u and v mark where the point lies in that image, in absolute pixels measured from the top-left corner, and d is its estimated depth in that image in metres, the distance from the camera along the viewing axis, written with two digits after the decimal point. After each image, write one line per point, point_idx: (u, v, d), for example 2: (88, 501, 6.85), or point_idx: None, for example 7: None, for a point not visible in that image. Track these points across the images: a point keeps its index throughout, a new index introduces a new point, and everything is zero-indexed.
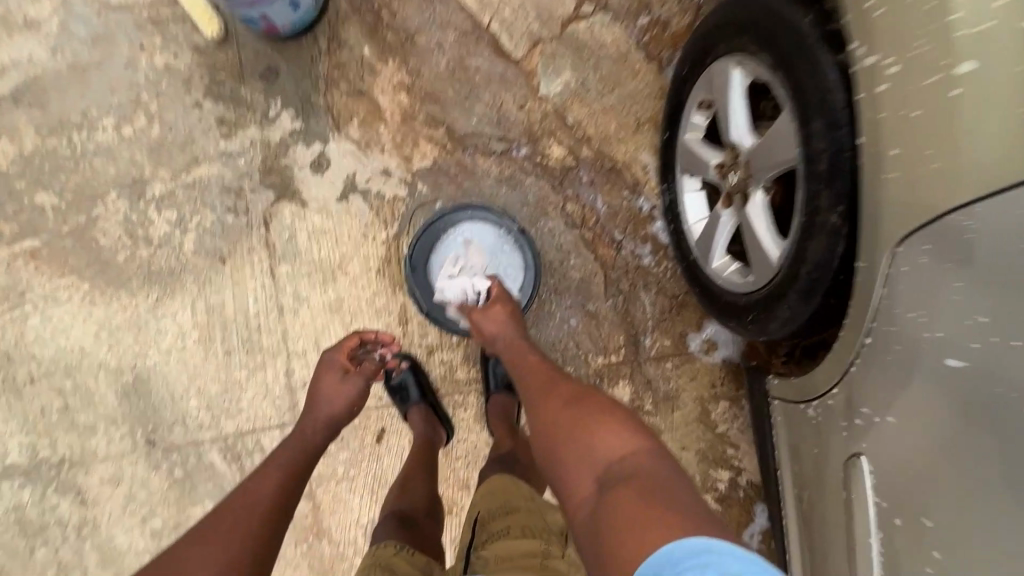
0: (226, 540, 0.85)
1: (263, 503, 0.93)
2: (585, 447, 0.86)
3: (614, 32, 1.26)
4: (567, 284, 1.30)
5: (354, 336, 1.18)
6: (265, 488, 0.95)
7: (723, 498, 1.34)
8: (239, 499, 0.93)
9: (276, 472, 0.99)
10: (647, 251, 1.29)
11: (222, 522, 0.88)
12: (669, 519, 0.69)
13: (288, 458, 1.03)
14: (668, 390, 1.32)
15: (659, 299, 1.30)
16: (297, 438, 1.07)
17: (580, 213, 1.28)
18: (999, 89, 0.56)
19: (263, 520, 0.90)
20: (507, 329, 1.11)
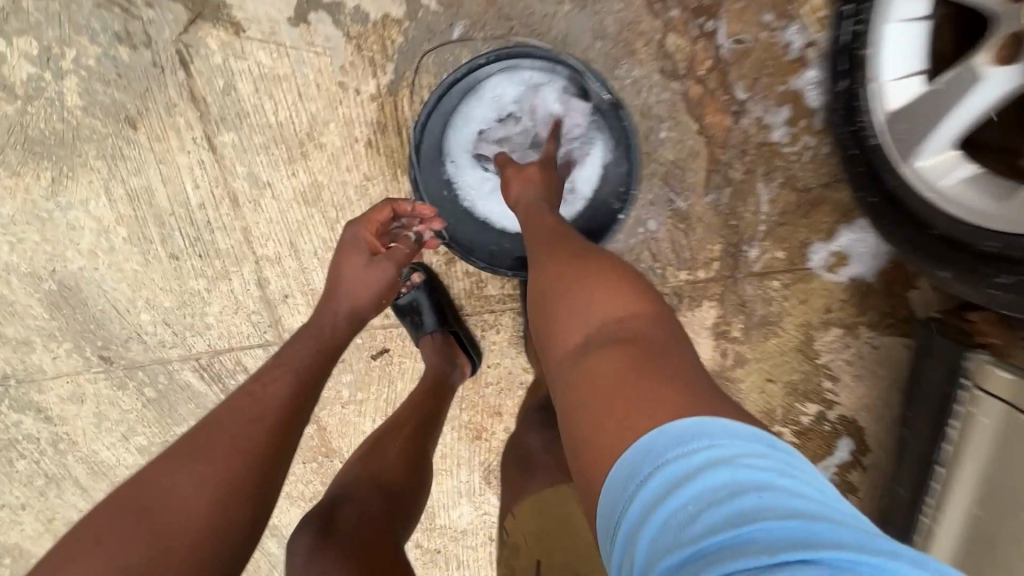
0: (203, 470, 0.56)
1: (267, 425, 0.61)
2: (577, 297, 0.55)
3: None
4: (650, 168, 0.87)
5: (387, 206, 0.76)
6: (269, 400, 0.63)
7: (805, 433, 1.11)
8: (234, 411, 0.61)
9: (282, 376, 0.66)
10: (780, 119, 0.84)
11: (208, 446, 0.57)
12: (670, 403, 0.42)
13: (302, 358, 0.69)
14: (767, 315, 0.99)
15: (783, 193, 0.89)
16: (311, 331, 0.71)
17: (684, 54, 0.80)
18: None
19: (270, 436, 0.60)
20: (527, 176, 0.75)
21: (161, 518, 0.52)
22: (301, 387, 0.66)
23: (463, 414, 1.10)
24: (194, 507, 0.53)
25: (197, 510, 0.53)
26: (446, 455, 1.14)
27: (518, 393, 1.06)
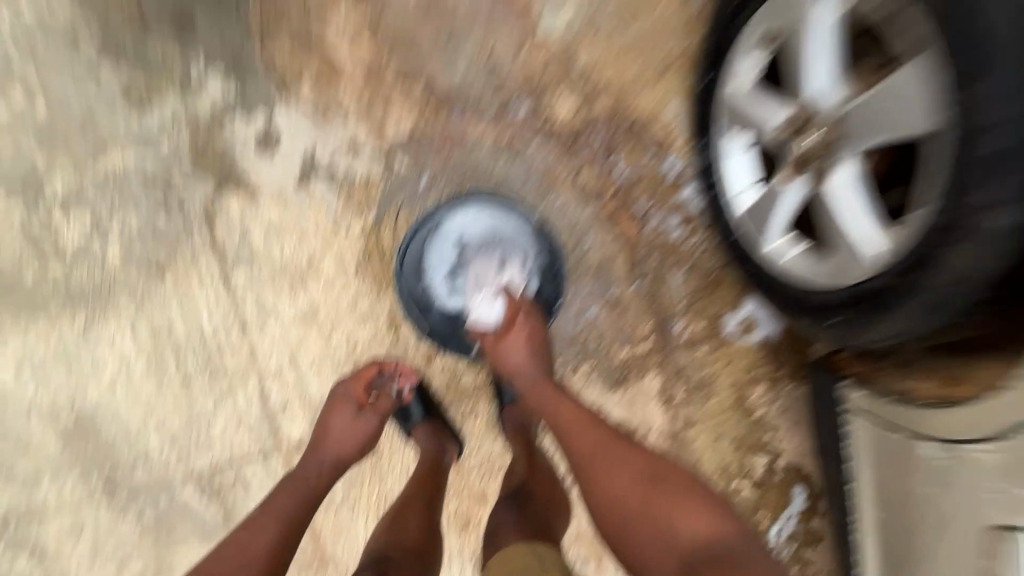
0: None
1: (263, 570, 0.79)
2: (635, 479, 0.78)
3: None
4: (585, 269, 1.09)
5: (369, 367, 1.01)
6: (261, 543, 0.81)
7: (762, 485, 1.23)
8: (237, 553, 0.80)
9: (273, 522, 0.84)
10: (676, 223, 1.09)
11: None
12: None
13: (290, 502, 0.87)
14: (702, 378, 1.17)
15: (691, 277, 1.12)
16: (298, 479, 0.90)
17: (597, 183, 1.07)
18: None
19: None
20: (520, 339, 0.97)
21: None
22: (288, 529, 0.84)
23: (450, 504, 1.17)
24: None
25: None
26: None
27: (500, 476, 1.16)
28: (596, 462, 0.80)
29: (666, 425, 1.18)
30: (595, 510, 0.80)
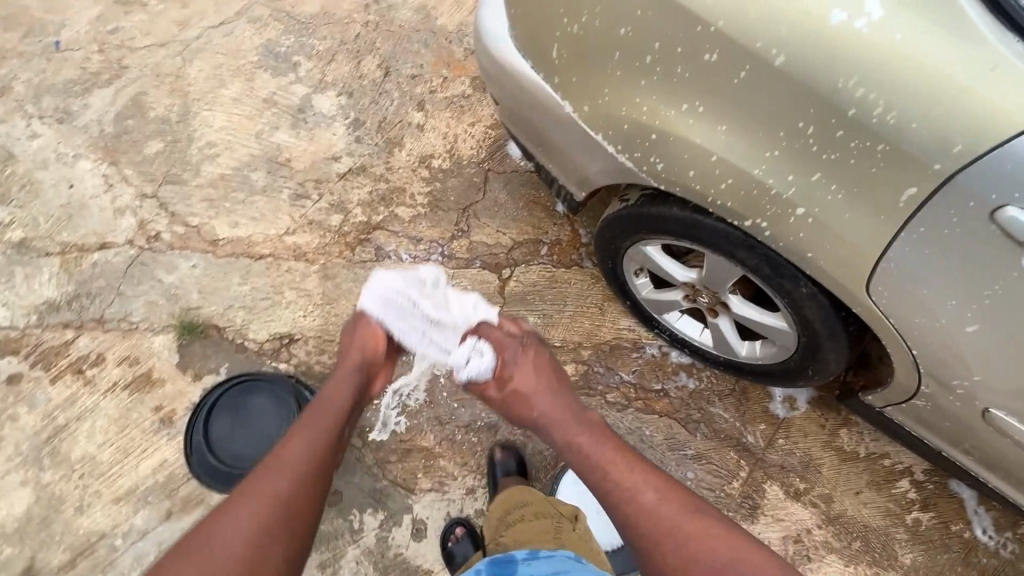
0: (256, 506, 0.76)
1: (310, 486, 0.83)
2: (674, 532, 0.81)
3: (533, 267, 1.60)
4: (662, 452, 1.42)
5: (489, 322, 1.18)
6: (303, 449, 0.86)
7: (924, 503, 1.36)
8: (293, 455, 0.85)
9: (314, 432, 0.90)
10: (687, 377, 1.47)
11: (277, 471, 0.81)
12: None
13: (330, 418, 0.94)
14: (801, 459, 1.40)
15: (726, 400, 1.45)
16: (327, 403, 0.97)
17: (622, 393, 1.47)
18: (776, 172, 0.72)
19: (313, 484, 0.82)
20: (527, 376, 1.08)
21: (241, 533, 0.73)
22: (331, 448, 0.89)
23: None
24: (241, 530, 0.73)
25: (247, 531, 0.73)
26: None
27: None
28: (654, 526, 0.83)
29: (811, 513, 1.37)
30: (624, 500, 0.87)
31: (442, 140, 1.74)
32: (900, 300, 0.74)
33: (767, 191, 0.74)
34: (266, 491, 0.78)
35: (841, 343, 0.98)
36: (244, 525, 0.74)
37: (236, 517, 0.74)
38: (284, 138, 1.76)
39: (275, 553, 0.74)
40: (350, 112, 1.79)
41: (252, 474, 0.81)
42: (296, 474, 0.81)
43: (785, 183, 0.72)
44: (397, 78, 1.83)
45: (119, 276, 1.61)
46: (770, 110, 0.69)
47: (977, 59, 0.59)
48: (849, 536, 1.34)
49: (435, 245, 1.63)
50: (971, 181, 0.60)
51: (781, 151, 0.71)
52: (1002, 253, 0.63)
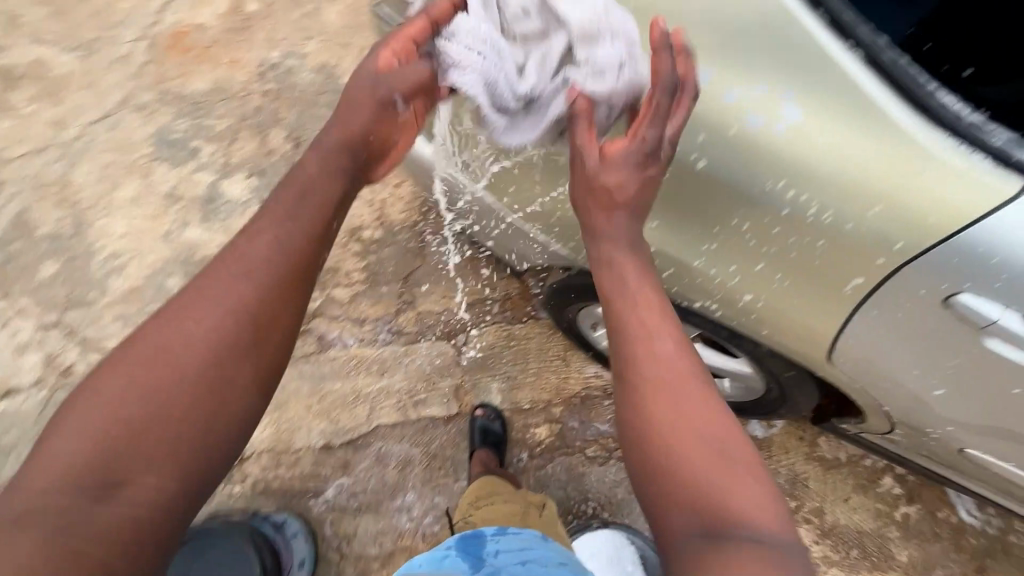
0: (123, 408, 0.58)
1: (169, 415, 0.60)
2: (695, 418, 0.60)
3: (488, 327, 1.52)
4: None
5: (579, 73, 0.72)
6: (180, 357, 0.62)
7: (909, 496, 1.38)
8: (167, 366, 0.61)
9: (202, 342, 0.64)
10: None
11: (127, 375, 0.60)
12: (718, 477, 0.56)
13: (246, 305, 0.66)
14: (788, 477, 1.39)
15: None
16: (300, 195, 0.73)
17: (602, 444, 1.42)
18: (716, 267, 0.73)
19: (187, 378, 0.61)
20: (609, 170, 0.67)
21: (58, 464, 0.55)
22: (220, 356, 0.64)
23: None
24: (126, 408, 0.58)
25: (98, 434, 0.57)
26: None
27: None
28: (676, 416, 0.60)
29: (807, 530, 1.36)
30: (632, 402, 0.63)
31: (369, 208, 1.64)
32: (863, 373, 0.74)
33: (711, 284, 0.75)
34: (147, 353, 0.62)
35: (810, 388, 0.95)
36: (57, 458, 0.56)
37: (101, 384, 0.60)
38: (197, 235, 1.62)
39: (88, 519, 0.53)
40: (265, 194, 1.67)
41: (163, 320, 0.65)
42: (180, 360, 0.62)
43: (728, 277, 0.73)
44: None
45: (33, 424, 1.43)
46: (700, 211, 0.70)
47: (902, 156, 0.57)
48: (847, 545, 1.34)
49: (381, 323, 1.53)
50: (909, 273, 0.60)
51: (717, 246, 0.71)
52: (953, 335, 0.63)
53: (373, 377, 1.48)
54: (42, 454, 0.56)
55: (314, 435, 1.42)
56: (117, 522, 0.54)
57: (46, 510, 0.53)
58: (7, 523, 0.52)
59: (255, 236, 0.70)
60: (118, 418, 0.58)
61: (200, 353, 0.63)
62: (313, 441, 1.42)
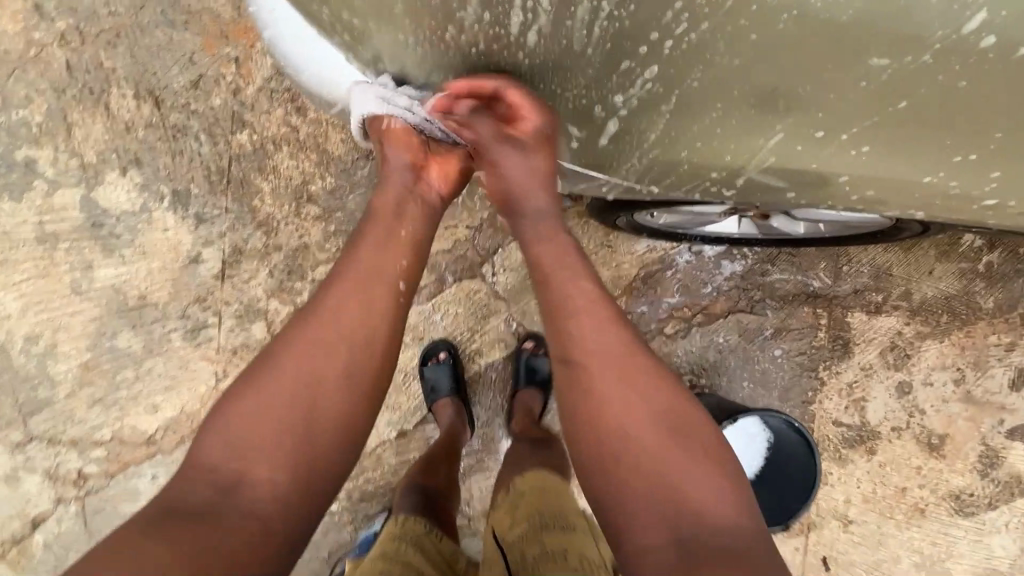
0: (264, 446, 0.65)
1: (266, 449, 0.65)
2: (637, 399, 0.68)
3: (510, 244, 1.27)
4: (743, 348, 1.30)
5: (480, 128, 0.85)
6: (291, 395, 0.67)
7: (992, 242, 1.31)
8: (297, 401, 0.67)
9: (302, 377, 0.69)
10: (730, 263, 1.29)
11: (242, 414, 0.67)
12: (694, 496, 0.62)
13: (352, 357, 0.71)
14: (871, 272, 1.30)
15: (778, 261, 1.29)
16: (368, 270, 0.76)
17: (676, 318, 1.29)
18: (959, 179, 0.64)
19: (330, 421, 0.68)
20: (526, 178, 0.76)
21: (191, 495, 0.62)
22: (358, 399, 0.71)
23: (897, 515, 1.35)
24: (264, 442, 0.65)
25: (226, 454, 0.65)
26: (933, 541, 1.35)
27: (886, 468, 1.34)
28: (640, 429, 0.66)
29: (898, 315, 1.31)
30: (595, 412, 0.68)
31: (300, 153, 1.24)
32: None
33: (951, 190, 0.65)
34: (267, 382, 0.68)
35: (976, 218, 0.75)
36: (202, 469, 0.64)
37: (240, 416, 0.67)
38: (114, 272, 1.24)
39: (216, 552, 0.56)
40: (161, 187, 1.24)
41: (270, 363, 0.70)
42: (308, 407, 0.68)
43: (989, 173, 0.63)
44: (178, 101, 1.22)
45: (85, 539, 1.28)
46: (969, 119, 0.58)
47: None
48: (937, 314, 1.31)
49: None
50: None
51: (985, 147, 0.60)
52: None
53: (411, 348, 1.28)
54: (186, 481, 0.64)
55: (382, 428, 1.29)
56: (245, 529, 0.60)
57: (193, 496, 0.62)
58: (153, 527, 0.58)
59: (351, 298, 0.74)
60: (246, 458, 0.64)
61: (335, 403, 0.69)
62: (384, 434, 1.30)
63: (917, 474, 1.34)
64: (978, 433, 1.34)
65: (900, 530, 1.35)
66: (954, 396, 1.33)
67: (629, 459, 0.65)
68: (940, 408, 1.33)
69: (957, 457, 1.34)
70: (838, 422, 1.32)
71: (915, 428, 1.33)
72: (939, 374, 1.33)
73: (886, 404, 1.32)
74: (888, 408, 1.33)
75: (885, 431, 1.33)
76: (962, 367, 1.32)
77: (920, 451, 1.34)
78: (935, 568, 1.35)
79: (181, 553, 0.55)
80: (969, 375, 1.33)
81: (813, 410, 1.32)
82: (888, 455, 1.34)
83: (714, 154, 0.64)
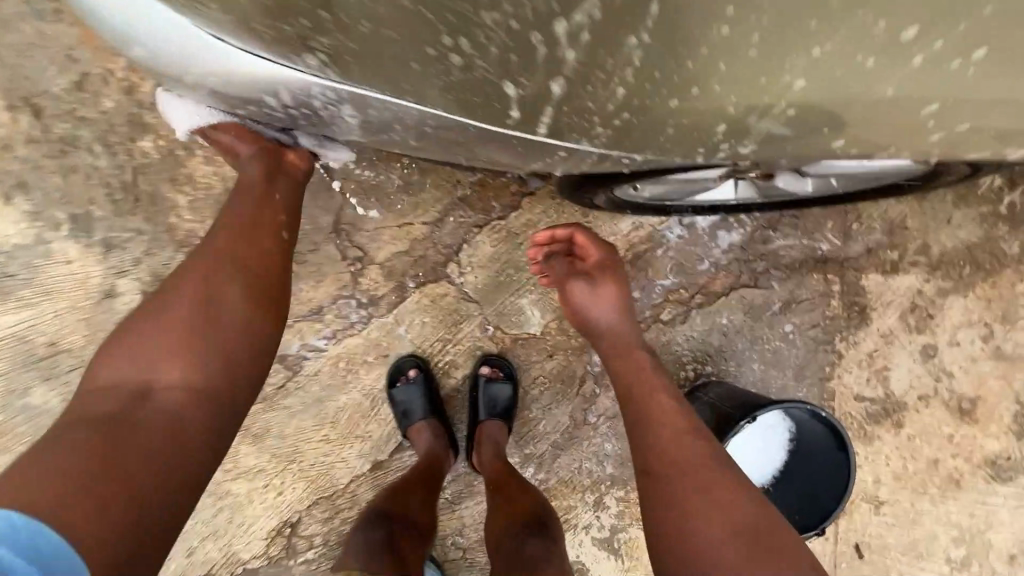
0: (172, 365, 0.60)
1: (173, 372, 0.60)
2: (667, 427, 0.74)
3: (475, 237, 1.10)
4: (751, 327, 1.16)
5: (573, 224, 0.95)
6: (182, 315, 0.64)
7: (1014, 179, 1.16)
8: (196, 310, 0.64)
9: (195, 302, 0.65)
10: (727, 234, 1.13)
11: (137, 339, 0.63)
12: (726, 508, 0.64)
13: (253, 284, 0.69)
14: (882, 228, 1.16)
15: (780, 226, 1.14)
16: (259, 213, 0.76)
17: (672, 302, 1.14)
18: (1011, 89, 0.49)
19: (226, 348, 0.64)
20: (605, 291, 0.91)
21: (90, 409, 0.57)
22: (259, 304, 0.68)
23: (932, 490, 1.23)
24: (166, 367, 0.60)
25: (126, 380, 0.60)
26: (972, 514, 1.23)
27: (916, 440, 1.21)
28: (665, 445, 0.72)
29: (917, 272, 1.17)
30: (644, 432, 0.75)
31: (216, 156, 1.05)
32: None
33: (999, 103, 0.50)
34: (162, 309, 0.65)
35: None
36: (101, 392, 0.59)
37: (138, 341, 0.62)
38: (14, 319, 1.06)
39: (126, 452, 0.53)
40: (58, 213, 1.04)
41: (162, 294, 0.67)
42: (204, 328, 0.63)
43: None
44: (62, 109, 1.02)
45: None
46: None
47: None
48: (959, 267, 1.18)
49: (344, 302, 1.09)
50: None
51: None
52: None
53: (375, 368, 1.12)
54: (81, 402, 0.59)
55: (354, 461, 1.13)
56: (156, 428, 0.56)
57: (94, 411, 0.57)
58: (66, 430, 0.55)
59: (237, 234, 0.72)
60: (149, 378, 0.60)
61: (234, 328, 0.65)
62: (356, 467, 1.14)
63: (950, 443, 1.22)
64: (1014, 392, 1.21)
65: (936, 505, 1.23)
66: (984, 355, 1.20)
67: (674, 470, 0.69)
68: (970, 369, 1.20)
69: (993, 420, 1.22)
70: (860, 396, 1.19)
71: (944, 394, 1.20)
72: (966, 332, 1.19)
73: (911, 371, 1.19)
74: (912, 375, 1.19)
75: (912, 401, 1.20)
76: (991, 322, 1.19)
77: (951, 418, 1.21)
78: (977, 542, 1.23)
79: (87, 459, 0.52)
80: (999, 329, 1.20)
81: (832, 386, 1.19)
82: (917, 427, 1.21)
83: (696, 100, 0.48)
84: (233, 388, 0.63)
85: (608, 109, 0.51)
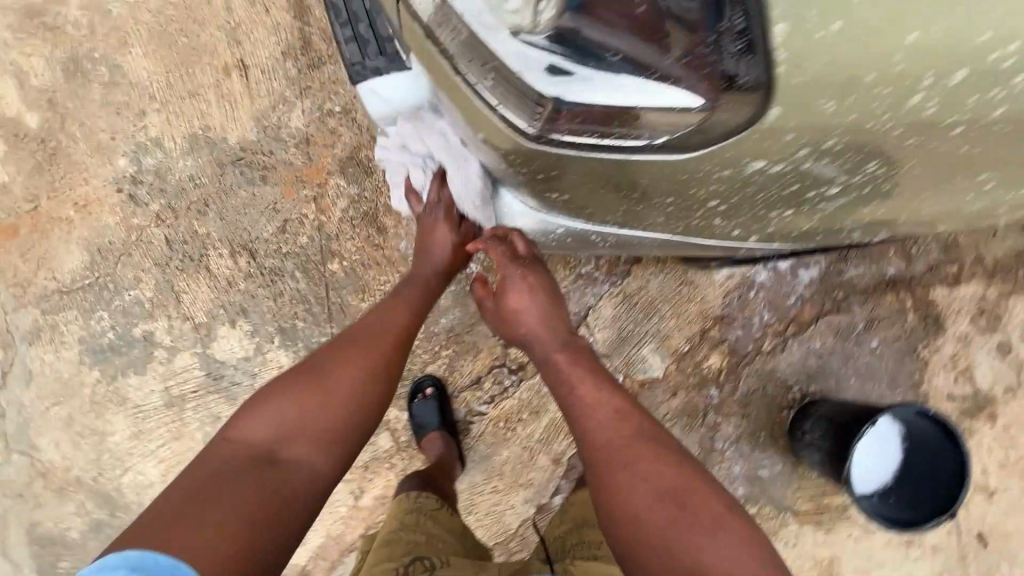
0: (310, 447, 0.79)
1: (306, 454, 0.78)
2: (624, 438, 0.73)
3: (597, 302, 1.33)
4: (842, 347, 1.34)
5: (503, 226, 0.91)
6: (339, 397, 0.83)
7: None
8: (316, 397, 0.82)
9: (349, 398, 0.84)
10: (805, 271, 1.35)
11: (292, 406, 0.81)
12: (709, 532, 0.64)
13: (369, 386, 0.87)
14: (938, 248, 1.36)
15: (850, 259, 1.35)
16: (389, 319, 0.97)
17: (770, 334, 1.34)
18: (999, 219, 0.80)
19: (340, 441, 0.81)
20: (514, 290, 0.86)
21: (229, 459, 0.75)
22: (361, 409, 0.85)
23: None
24: (306, 450, 0.78)
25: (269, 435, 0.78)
26: None
27: (1013, 429, 1.35)
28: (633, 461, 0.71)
29: (976, 280, 1.36)
30: (606, 445, 0.73)
31: (387, 267, 1.33)
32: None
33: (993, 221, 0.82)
34: (315, 387, 0.83)
35: None
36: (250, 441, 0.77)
37: (276, 412, 0.80)
38: None
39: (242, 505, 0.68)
40: (270, 328, 1.32)
41: (313, 373, 0.85)
42: (337, 421, 0.82)
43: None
44: (270, 248, 1.32)
45: None
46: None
47: None
48: (1013, 271, 1.36)
49: (498, 371, 1.32)
50: None
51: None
52: None
53: (528, 423, 1.32)
54: (219, 452, 0.76)
55: (519, 507, 1.32)
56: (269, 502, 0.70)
57: (229, 481, 0.71)
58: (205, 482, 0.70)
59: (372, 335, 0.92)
60: (296, 457, 0.77)
61: (354, 421, 0.84)
62: (523, 512, 1.32)
63: None
64: None
65: None
66: None
67: (636, 496, 0.68)
68: None
69: None
70: (953, 395, 1.35)
71: None
72: None
73: (993, 368, 1.35)
74: (995, 370, 1.35)
75: (1000, 395, 1.35)
76: None
77: None
78: None
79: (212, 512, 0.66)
80: None
81: (925, 390, 1.34)
82: (1009, 417, 1.35)
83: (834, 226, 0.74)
84: (321, 476, 0.78)
85: (776, 234, 0.76)
